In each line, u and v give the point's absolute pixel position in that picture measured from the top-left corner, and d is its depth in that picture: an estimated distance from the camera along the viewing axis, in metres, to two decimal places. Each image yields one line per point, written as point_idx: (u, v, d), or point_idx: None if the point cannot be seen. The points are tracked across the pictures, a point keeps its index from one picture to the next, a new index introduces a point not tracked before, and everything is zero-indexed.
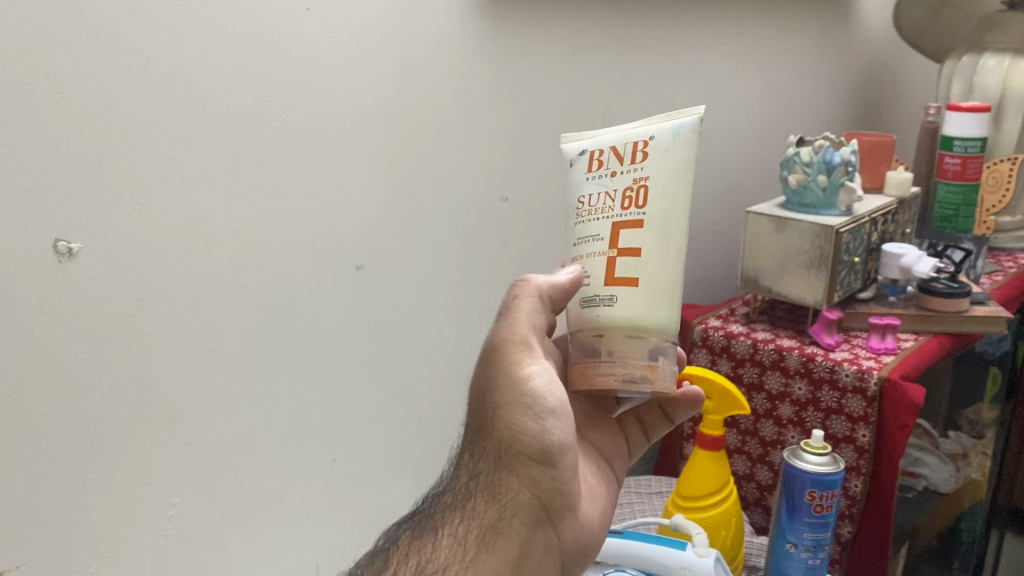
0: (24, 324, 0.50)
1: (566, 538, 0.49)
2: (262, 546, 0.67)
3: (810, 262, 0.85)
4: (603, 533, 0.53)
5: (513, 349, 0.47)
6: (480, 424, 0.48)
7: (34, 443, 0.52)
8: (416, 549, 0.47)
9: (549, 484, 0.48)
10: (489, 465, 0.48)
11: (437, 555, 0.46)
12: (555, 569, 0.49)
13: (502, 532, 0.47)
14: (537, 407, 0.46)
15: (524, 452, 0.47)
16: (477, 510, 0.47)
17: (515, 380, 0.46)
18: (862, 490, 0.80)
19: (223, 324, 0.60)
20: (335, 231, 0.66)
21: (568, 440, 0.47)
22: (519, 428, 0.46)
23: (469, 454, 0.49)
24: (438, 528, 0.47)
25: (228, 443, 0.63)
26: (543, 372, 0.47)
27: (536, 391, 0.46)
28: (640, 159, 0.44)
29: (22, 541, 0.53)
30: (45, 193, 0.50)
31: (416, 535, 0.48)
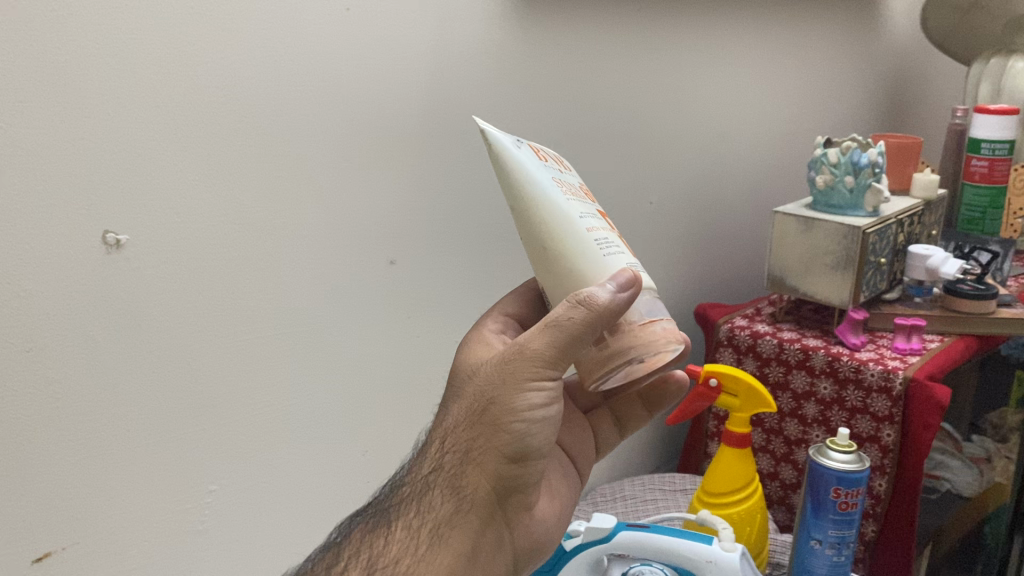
0: (72, 312, 0.52)
1: (517, 537, 0.50)
2: (295, 533, 0.69)
3: (837, 262, 0.85)
4: (557, 532, 0.54)
5: (534, 362, 0.44)
6: (459, 417, 0.47)
7: (81, 428, 0.54)
8: (368, 542, 0.46)
9: (512, 481, 0.47)
10: (454, 458, 0.47)
11: (389, 549, 0.45)
12: (505, 566, 0.50)
13: (458, 526, 0.46)
14: (532, 415, 0.45)
15: (498, 448, 0.45)
16: (435, 502, 0.47)
17: (519, 387, 0.45)
18: (887, 490, 0.80)
19: (261, 316, 0.62)
20: (370, 227, 0.67)
21: (544, 445, 0.46)
22: (501, 426, 0.45)
23: (437, 444, 0.48)
24: (392, 521, 0.47)
25: (264, 432, 0.64)
26: (551, 385, 0.45)
27: (531, 400, 0.45)
28: (566, 170, 0.49)
29: (69, 522, 0.55)
30: (95, 186, 0.51)
31: (369, 528, 0.48)
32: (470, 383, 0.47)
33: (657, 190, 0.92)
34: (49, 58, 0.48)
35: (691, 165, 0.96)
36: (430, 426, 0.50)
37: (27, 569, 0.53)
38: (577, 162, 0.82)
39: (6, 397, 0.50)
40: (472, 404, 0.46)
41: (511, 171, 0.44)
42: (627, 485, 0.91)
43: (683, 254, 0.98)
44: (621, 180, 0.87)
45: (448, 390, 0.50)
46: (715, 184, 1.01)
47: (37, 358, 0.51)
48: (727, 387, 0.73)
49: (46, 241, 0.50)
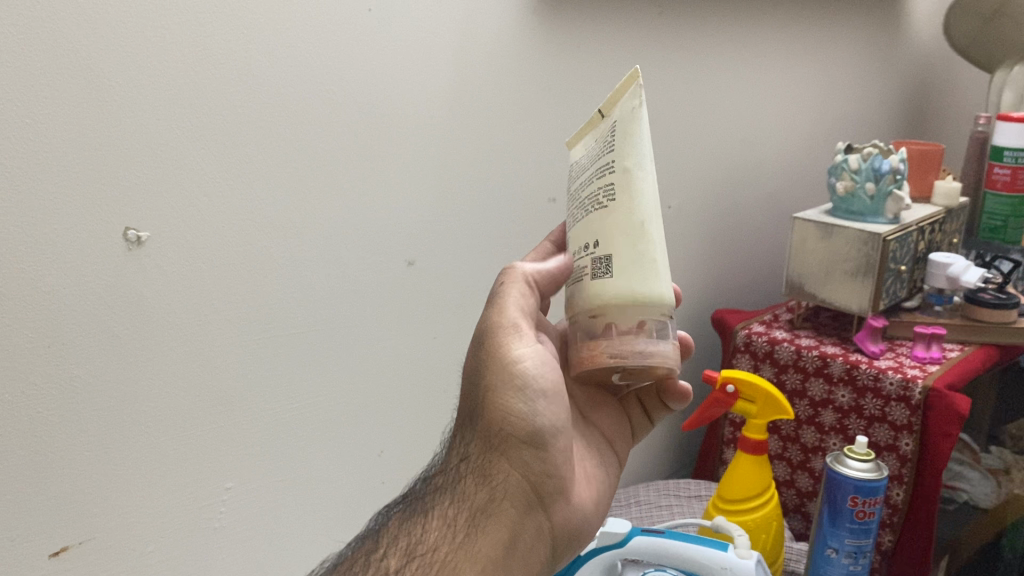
0: (92, 308, 0.52)
1: (558, 524, 0.49)
2: (308, 530, 0.69)
3: (857, 269, 0.85)
4: (596, 520, 0.53)
5: (504, 331, 0.47)
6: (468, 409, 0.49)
7: (100, 424, 0.54)
8: (406, 530, 0.47)
9: (541, 468, 0.47)
10: (478, 449, 0.48)
11: (427, 537, 0.46)
12: (546, 555, 0.49)
13: (492, 515, 0.46)
14: (530, 391, 0.46)
15: (511, 434, 0.47)
16: (468, 492, 0.47)
17: (504, 361, 0.46)
18: (904, 498, 0.80)
19: (280, 314, 0.62)
20: (390, 227, 0.67)
21: (558, 421, 0.47)
22: (509, 410, 0.46)
23: (461, 437, 0.50)
24: (428, 510, 0.47)
25: (280, 431, 0.64)
26: (532, 353, 0.47)
27: (524, 370, 0.46)
28: None
29: (85, 517, 0.55)
30: (118, 184, 0.52)
31: (405, 516, 0.48)
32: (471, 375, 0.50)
33: (676, 195, 0.92)
34: (72, 56, 0.49)
35: (710, 169, 0.96)
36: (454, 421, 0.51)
37: (45, 563, 0.54)
38: None
39: (28, 390, 0.50)
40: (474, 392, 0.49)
41: (644, 139, 0.43)
42: (642, 490, 0.91)
43: (702, 259, 0.98)
44: None
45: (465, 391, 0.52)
46: (735, 189, 1.00)
47: (60, 352, 0.51)
48: (744, 394, 0.73)
49: (69, 236, 0.50)
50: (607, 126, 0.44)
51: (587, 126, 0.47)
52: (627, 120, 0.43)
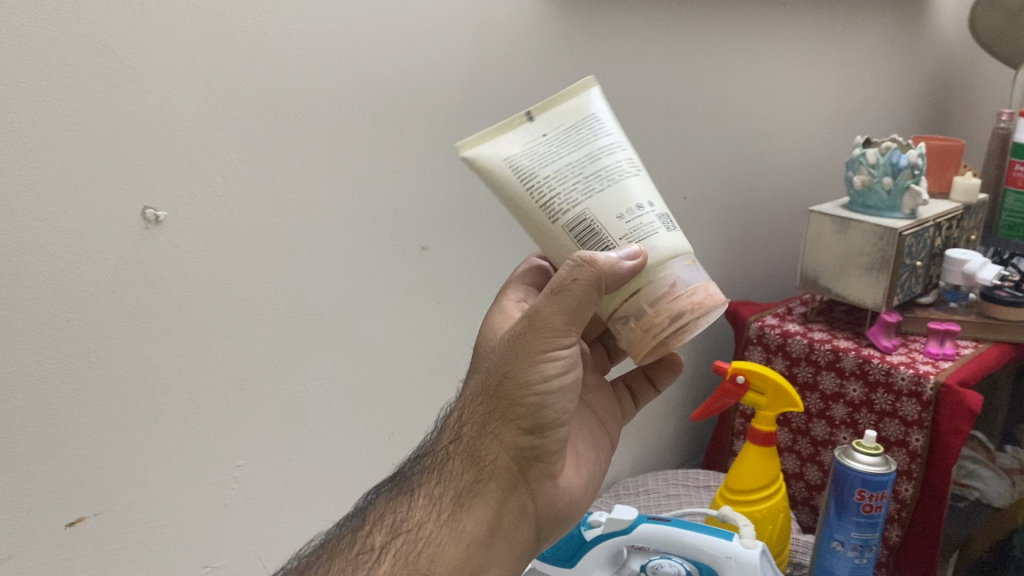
0: (108, 283, 0.53)
1: (543, 506, 0.50)
2: (319, 508, 0.70)
3: (872, 263, 0.84)
4: (585, 502, 0.54)
5: (546, 329, 0.46)
6: (476, 391, 0.49)
7: (115, 399, 0.55)
8: (392, 508, 0.48)
9: (535, 453, 0.48)
10: (472, 430, 0.49)
11: (412, 513, 0.47)
12: (529, 535, 0.50)
13: (478, 495, 0.48)
14: (546, 386, 0.46)
15: (515, 420, 0.47)
16: (454, 472, 0.48)
17: (534, 359, 0.46)
18: (913, 494, 0.80)
19: (295, 295, 0.63)
20: (405, 212, 0.68)
21: (563, 415, 0.48)
22: (518, 401, 0.47)
23: (455, 418, 0.50)
24: (415, 488, 0.49)
25: (292, 409, 0.65)
26: (563, 353, 0.46)
27: (546, 369, 0.46)
28: None
29: (99, 490, 0.56)
30: (137, 163, 0.53)
31: (393, 495, 0.49)
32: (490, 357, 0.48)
33: (692, 185, 0.92)
34: (93, 35, 0.49)
35: (727, 159, 0.96)
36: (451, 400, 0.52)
37: (61, 533, 0.55)
38: None
39: (42, 361, 0.51)
40: (489, 378, 0.48)
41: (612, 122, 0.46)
42: (650, 479, 0.92)
43: (717, 250, 0.98)
44: (653, 173, 0.87)
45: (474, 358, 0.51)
46: (751, 181, 1.00)
47: (77, 324, 0.52)
48: (754, 384, 0.73)
49: (86, 212, 0.51)
50: (571, 111, 0.45)
51: (507, 124, 0.45)
52: (599, 107, 0.46)
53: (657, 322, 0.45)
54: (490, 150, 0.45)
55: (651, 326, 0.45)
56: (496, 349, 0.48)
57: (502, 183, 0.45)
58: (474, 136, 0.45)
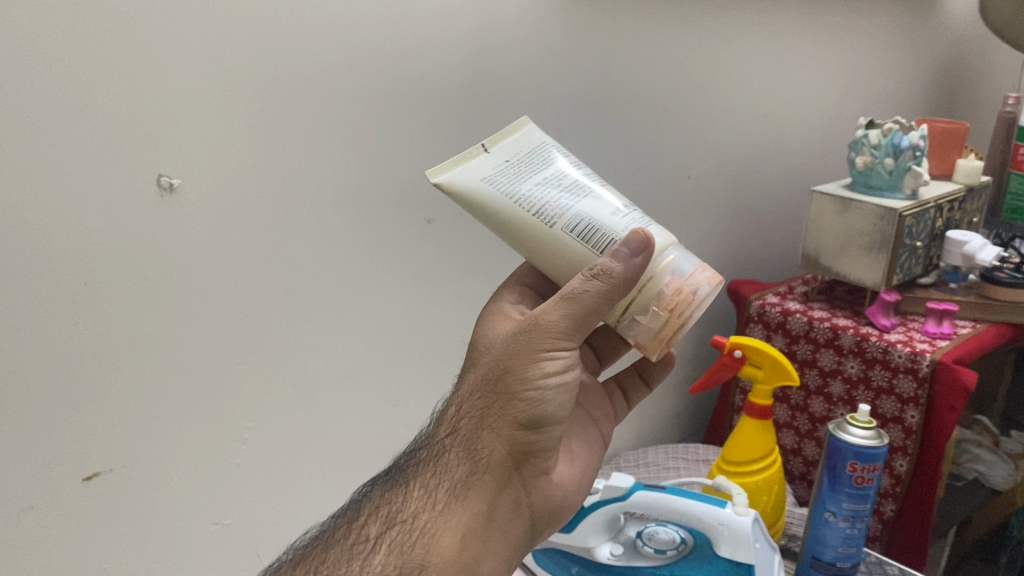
0: (123, 247, 0.55)
1: (534, 498, 0.52)
2: (327, 470, 0.72)
3: (871, 243, 0.86)
4: (577, 496, 0.56)
5: (550, 330, 0.47)
6: (474, 386, 0.50)
7: (130, 360, 0.57)
8: (387, 499, 0.49)
9: (530, 448, 0.50)
10: (469, 424, 0.50)
11: (407, 505, 0.48)
12: (522, 527, 0.52)
13: (473, 487, 0.49)
14: (544, 383, 0.48)
15: (513, 415, 0.49)
16: (450, 465, 0.49)
17: (536, 357, 0.48)
18: (907, 470, 0.82)
19: (305, 263, 0.65)
20: (411, 186, 0.69)
21: (560, 413, 0.50)
22: (519, 396, 0.48)
23: (451, 412, 0.51)
24: (410, 480, 0.50)
25: (300, 374, 0.67)
26: (565, 354, 0.48)
27: (547, 367, 0.48)
28: None
29: (115, 446, 0.58)
30: (151, 134, 0.55)
31: (386, 488, 0.50)
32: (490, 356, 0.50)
33: (697, 165, 0.93)
34: (110, 8, 0.51)
35: (733, 140, 0.97)
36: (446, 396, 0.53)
37: (79, 486, 0.57)
38: (612, 130, 0.83)
39: (63, 321, 0.54)
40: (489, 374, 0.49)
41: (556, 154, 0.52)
42: (651, 453, 0.94)
43: (721, 230, 0.99)
44: (657, 153, 0.88)
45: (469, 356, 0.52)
46: (756, 162, 1.01)
47: (96, 287, 0.55)
48: (752, 359, 0.75)
49: (102, 179, 0.53)
50: (525, 142, 0.50)
51: (468, 155, 0.49)
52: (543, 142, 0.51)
53: (679, 302, 0.48)
54: (463, 175, 0.48)
55: (675, 306, 0.48)
56: (497, 348, 0.50)
57: (484, 202, 0.48)
58: (443, 165, 0.48)
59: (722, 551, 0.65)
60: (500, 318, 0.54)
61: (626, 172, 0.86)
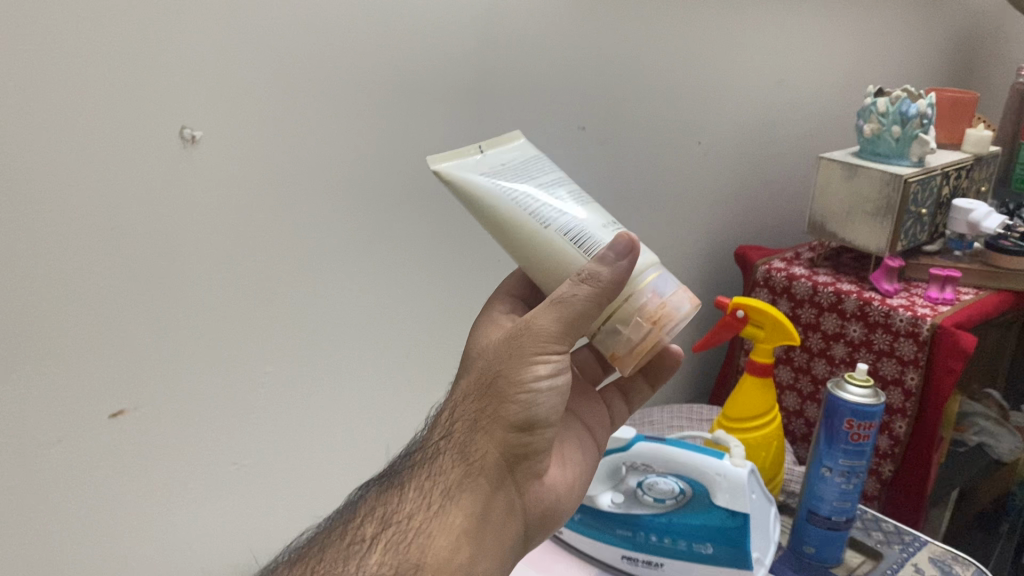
0: (147, 197, 0.56)
1: (527, 500, 0.53)
2: (340, 418, 0.75)
3: (877, 210, 0.87)
4: (569, 501, 0.57)
5: (540, 334, 0.48)
6: (468, 390, 0.51)
7: (154, 306, 0.58)
8: (383, 501, 0.50)
9: (522, 450, 0.51)
10: (463, 427, 0.51)
11: (403, 506, 0.49)
12: (516, 529, 0.52)
13: (467, 488, 0.49)
14: (536, 386, 0.49)
15: (505, 418, 0.49)
16: (445, 467, 0.50)
17: (527, 360, 0.48)
18: (906, 431, 0.84)
19: (322, 219, 0.66)
20: (426, 146, 0.71)
21: (551, 415, 0.50)
22: (511, 399, 0.49)
23: (447, 415, 0.52)
24: (406, 482, 0.50)
25: (316, 326, 0.69)
26: (556, 358, 0.49)
27: (537, 371, 0.49)
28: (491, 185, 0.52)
29: (138, 386, 0.59)
30: (175, 87, 0.55)
31: (383, 489, 0.51)
32: (484, 362, 0.51)
33: (706, 130, 0.95)
34: None
35: (743, 106, 0.98)
36: (442, 402, 0.54)
37: (104, 423, 0.58)
38: (623, 94, 0.84)
39: (100, 265, 0.55)
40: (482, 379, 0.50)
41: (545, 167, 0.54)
42: (654, 412, 0.96)
43: (727, 195, 1.01)
44: (668, 118, 0.90)
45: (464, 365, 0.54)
46: (766, 129, 1.02)
47: (127, 231, 0.56)
48: (754, 319, 0.77)
49: (127, 130, 0.54)
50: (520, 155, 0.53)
51: (463, 152, 0.50)
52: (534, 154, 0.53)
53: (659, 317, 0.48)
54: (457, 168, 0.49)
55: (655, 321, 0.48)
56: (489, 354, 0.51)
57: (480, 193, 0.49)
58: (438, 156, 0.50)
59: (721, 500, 0.67)
60: (490, 326, 0.57)
61: (635, 136, 0.87)
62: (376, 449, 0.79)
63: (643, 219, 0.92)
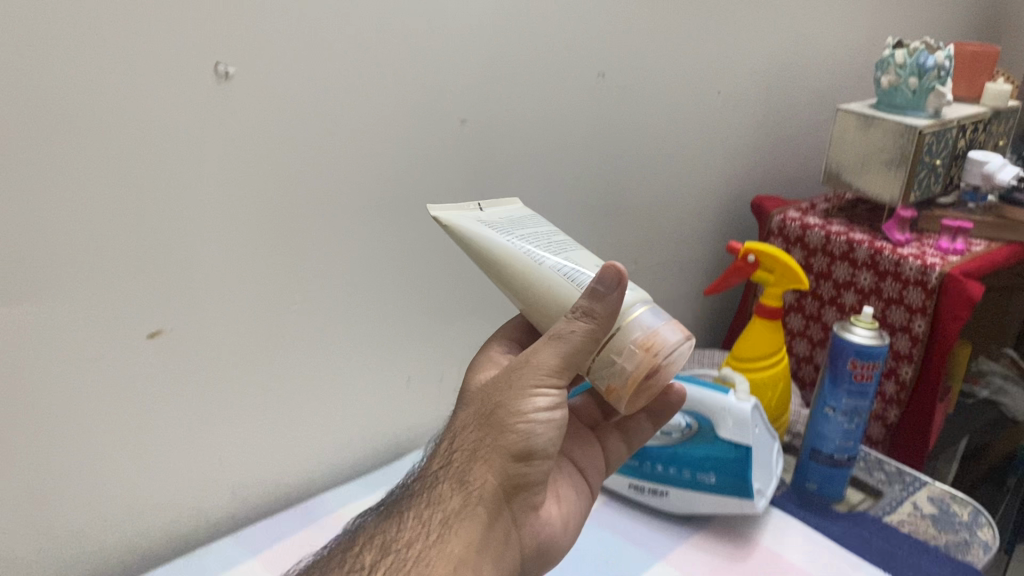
0: (183, 130, 0.58)
1: (523, 534, 0.51)
2: (365, 354, 0.77)
3: (893, 160, 0.88)
4: (563, 537, 0.55)
5: (538, 365, 0.47)
6: (466, 422, 0.50)
7: (190, 234, 0.61)
8: (382, 529, 0.48)
9: (520, 481, 0.49)
10: (462, 456, 0.49)
11: (402, 534, 0.47)
12: (513, 564, 0.50)
13: (466, 518, 0.47)
14: (534, 416, 0.48)
15: (505, 447, 0.48)
16: (444, 496, 0.48)
17: (526, 391, 0.48)
18: (912, 377, 0.86)
19: (350, 159, 0.68)
20: (450, 88, 0.72)
21: (549, 446, 0.49)
22: (510, 428, 0.48)
23: (445, 447, 0.51)
24: (404, 512, 0.48)
25: (343, 262, 0.71)
26: (555, 392, 0.48)
27: (536, 403, 0.48)
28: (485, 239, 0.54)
29: (174, 311, 0.62)
30: (209, 23, 0.57)
31: (381, 520, 0.49)
32: (481, 395, 0.50)
33: (726, 82, 0.96)
34: None
35: (764, 59, 0.99)
36: (438, 437, 0.53)
37: (143, 343, 0.61)
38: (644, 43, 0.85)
39: (147, 195, 0.58)
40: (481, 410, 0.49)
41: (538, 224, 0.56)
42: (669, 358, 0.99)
43: (743, 146, 1.02)
44: (687, 68, 0.91)
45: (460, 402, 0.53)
46: (785, 82, 1.03)
47: (173, 163, 0.58)
48: (765, 264, 0.79)
49: (164, 64, 0.56)
50: (512, 212, 0.55)
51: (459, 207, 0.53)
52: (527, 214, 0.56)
53: (652, 345, 0.47)
54: (453, 217, 0.51)
55: (648, 349, 0.47)
56: (487, 387, 0.50)
57: (475, 238, 0.51)
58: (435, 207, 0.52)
59: (725, 433, 0.70)
60: (486, 366, 0.57)
61: (654, 85, 0.89)
62: (399, 385, 0.82)
63: (658, 166, 0.94)
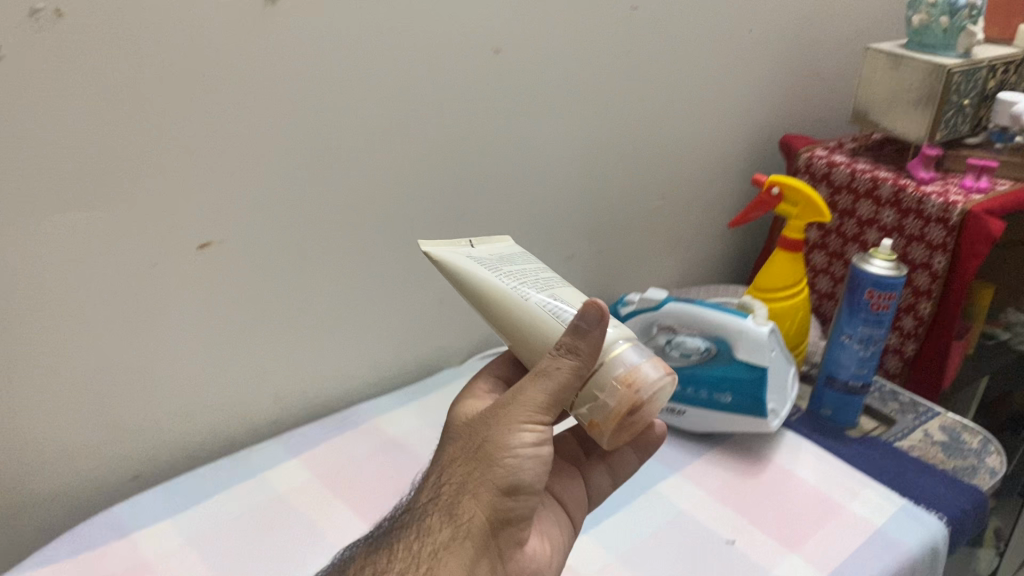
0: (234, 52, 0.61)
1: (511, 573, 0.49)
2: (400, 275, 0.81)
3: (920, 99, 0.90)
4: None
5: (527, 401, 0.47)
6: (454, 457, 0.49)
7: (238, 152, 0.64)
8: (371, 561, 0.46)
9: (508, 517, 0.48)
10: (451, 488, 0.48)
11: (390, 566, 0.45)
12: None
13: (454, 551, 0.45)
14: (523, 451, 0.47)
15: (493, 480, 0.47)
16: (433, 529, 0.46)
17: (514, 427, 0.47)
18: (930, 312, 0.88)
19: (390, 85, 0.71)
20: (487, 18, 0.74)
21: (535, 483, 0.48)
22: (498, 462, 0.47)
23: (432, 481, 0.49)
24: (393, 543, 0.47)
25: (381, 185, 0.75)
26: (541, 429, 0.48)
27: (523, 439, 0.47)
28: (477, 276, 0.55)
29: (222, 224, 0.66)
30: None
31: (368, 552, 0.47)
32: (469, 430, 0.49)
33: (758, 19, 0.97)
34: None
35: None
36: (423, 474, 0.51)
37: (194, 253, 0.66)
38: None
39: (206, 117, 0.62)
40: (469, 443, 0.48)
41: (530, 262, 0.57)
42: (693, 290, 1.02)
43: (771, 85, 1.04)
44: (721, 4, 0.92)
45: (447, 436, 0.52)
46: (818, 21, 1.04)
47: (228, 83, 0.62)
48: (788, 197, 0.81)
49: None
50: (505, 250, 0.56)
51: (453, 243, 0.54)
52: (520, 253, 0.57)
53: (635, 381, 0.47)
54: (444, 251, 0.52)
55: (630, 386, 0.47)
56: (475, 422, 0.49)
57: (465, 273, 0.51)
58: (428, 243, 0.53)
59: (741, 354, 0.73)
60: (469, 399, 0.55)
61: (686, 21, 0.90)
62: (431, 307, 0.85)
63: (686, 102, 0.96)
